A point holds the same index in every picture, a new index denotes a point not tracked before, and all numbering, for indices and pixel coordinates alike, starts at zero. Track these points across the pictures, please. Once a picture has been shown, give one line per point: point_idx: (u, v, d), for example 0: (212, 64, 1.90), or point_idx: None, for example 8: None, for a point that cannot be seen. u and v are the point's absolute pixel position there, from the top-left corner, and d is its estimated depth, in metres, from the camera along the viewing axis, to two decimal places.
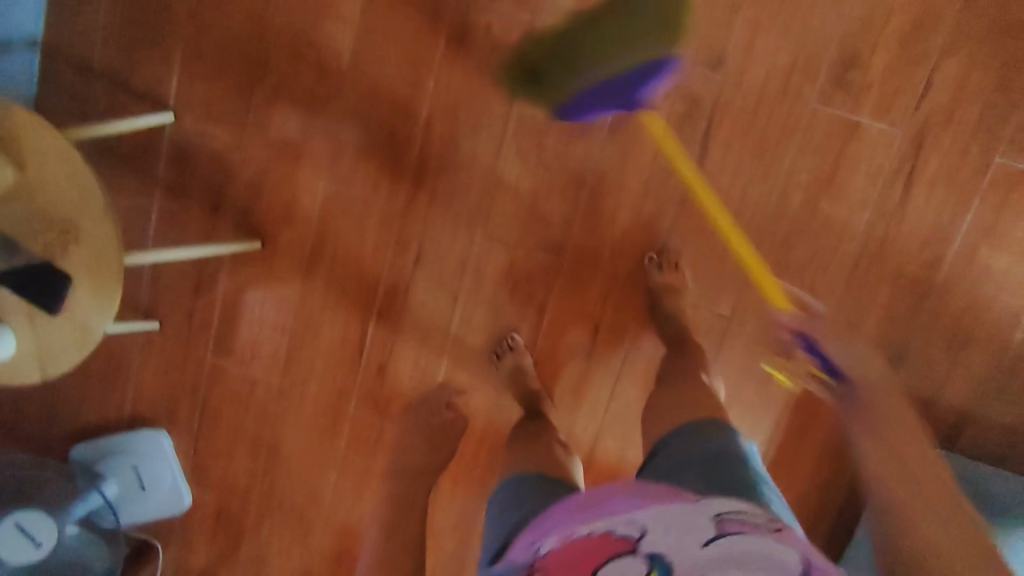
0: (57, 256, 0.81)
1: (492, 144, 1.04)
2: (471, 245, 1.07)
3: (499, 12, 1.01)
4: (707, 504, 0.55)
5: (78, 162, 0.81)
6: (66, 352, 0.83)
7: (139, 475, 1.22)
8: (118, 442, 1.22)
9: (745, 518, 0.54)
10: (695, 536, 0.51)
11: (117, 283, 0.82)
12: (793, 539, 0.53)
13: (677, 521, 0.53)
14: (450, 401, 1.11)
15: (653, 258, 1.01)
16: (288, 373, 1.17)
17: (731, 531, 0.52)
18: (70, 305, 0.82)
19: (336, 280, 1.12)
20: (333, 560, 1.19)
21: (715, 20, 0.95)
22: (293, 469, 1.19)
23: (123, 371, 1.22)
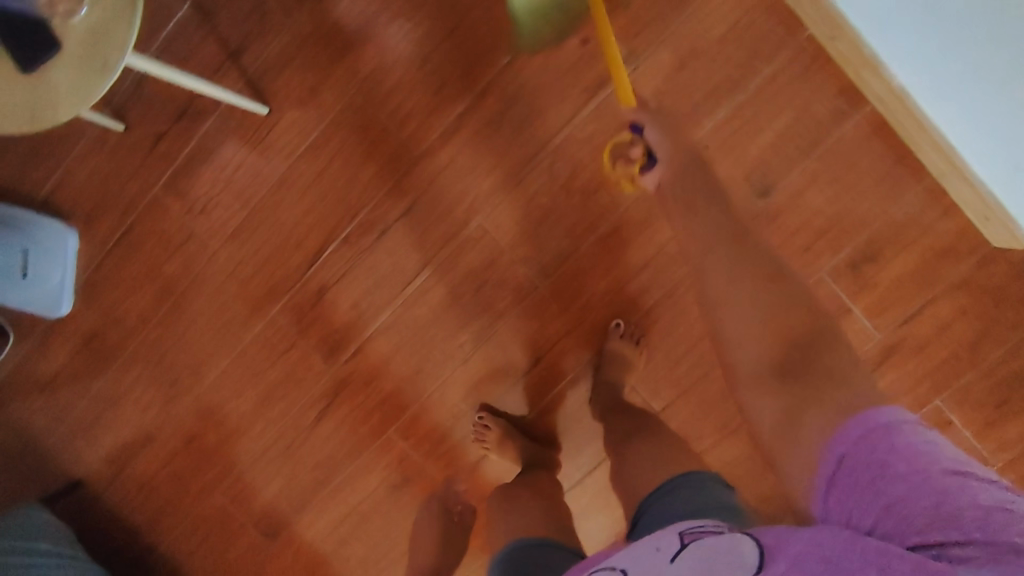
0: (59, 20, 0.72)
1: (533, 144, 1.01)
2: (465, 223, 1.03)
3: (601, 31, 0.99)
4: (672, 527, 0.64)
5: None
6: (18, 117, 0.73)
7: (25, 263, 1.10)
8: (16, 219, 1.10)
9: (707, 530, 0.62)
10: (664, 557, 0.59)
11: (105, 80, 0.72)
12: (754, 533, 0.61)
13: (649, 548, 0.62)
14: (367, 353, 1.08)
15: (619, 324, 1.01)
16: (227, 243, 1.09)
17: (692, 540, 0.60)
18: (46, 73, 0.73)
19: (323, 184, 1.06)
20: (185, 437, 1.15)
21: (780, 156, 0.98)
22: (185, 336, 1.12)
23: (61, 155, 1.12)
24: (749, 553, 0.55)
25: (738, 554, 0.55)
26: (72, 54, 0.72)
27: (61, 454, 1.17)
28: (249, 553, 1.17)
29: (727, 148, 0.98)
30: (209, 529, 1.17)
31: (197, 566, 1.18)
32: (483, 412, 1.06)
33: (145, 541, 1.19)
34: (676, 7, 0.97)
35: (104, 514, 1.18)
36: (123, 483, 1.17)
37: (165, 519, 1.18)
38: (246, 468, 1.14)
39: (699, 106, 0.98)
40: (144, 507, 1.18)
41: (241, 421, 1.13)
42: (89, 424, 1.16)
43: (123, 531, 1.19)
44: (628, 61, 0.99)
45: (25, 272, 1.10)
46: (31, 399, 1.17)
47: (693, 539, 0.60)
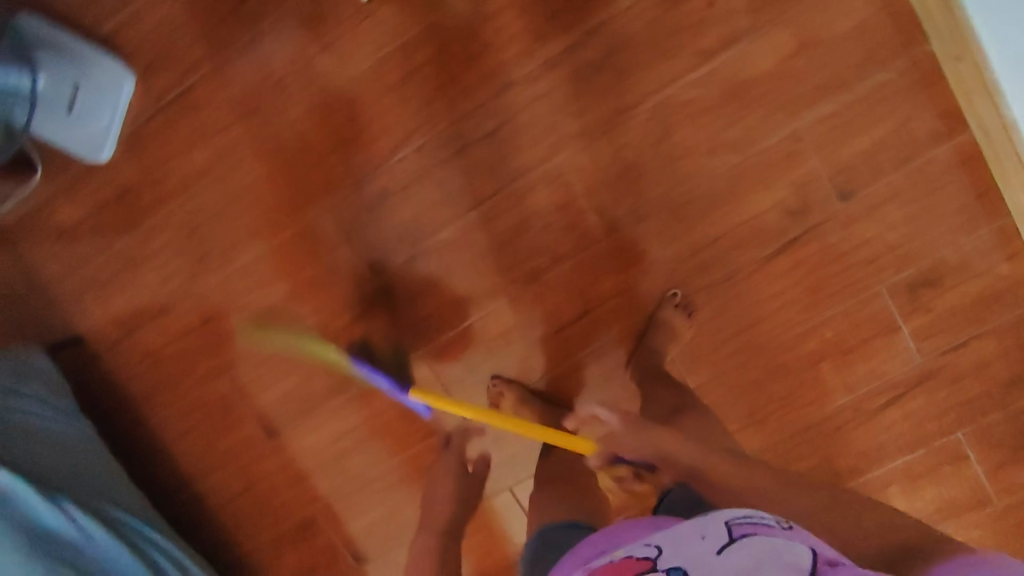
0: None
1: (631, 97, 0.99)
2: (542, 161, 1.01)
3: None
4: (719, 515, 0.65)
5: None
6: None
7: (75, 96, 1.03)
8: (70, 51, 1.03)
9: (759, 524, 0.63)
10: (709, 544, 0.62)
11: None
12: (805, 537, 0.62)
13: (694, 533, 0.64)
14: (412, 272, 1.05)
15: (675, 296, 1.01)
16: (290, 128, 1.04)
17: (743, 534, 0.61)
18: None
19: (405, 93, 1.02)
20: (202, 317, 1.10)
21: (872, 164, 0.97)
22: (223, 214, 1.06)
23: None
24: (806, 559, 0.57)
25: (791, 557, 0.58)
26: None
27: (68, 306, 1.11)
28: (243, 446, 1.14)
29: (821, 144, 0.97)
30: (209, 415, 1.14)
31: (187, 449, 1.15)
32: (496, 379, 1.06)
33: (139, 412, 1.14)
34: None
35: (100, 376, 1.13)
36: (126, 350, 1.12)
37: (164, 394, 1.13)
38: (260, 361, 1.11)
39: (804, 98, 0.96)
40: (144, 378, 1.13)
41: (264, 313, 1.09)
42: (102, 283, 1.10)
43: (116, 398, 1.14)
44: (744, 36, 0.96)
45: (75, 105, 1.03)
46: (47, 242, 1.10)
47: (744, 533, 0.61)
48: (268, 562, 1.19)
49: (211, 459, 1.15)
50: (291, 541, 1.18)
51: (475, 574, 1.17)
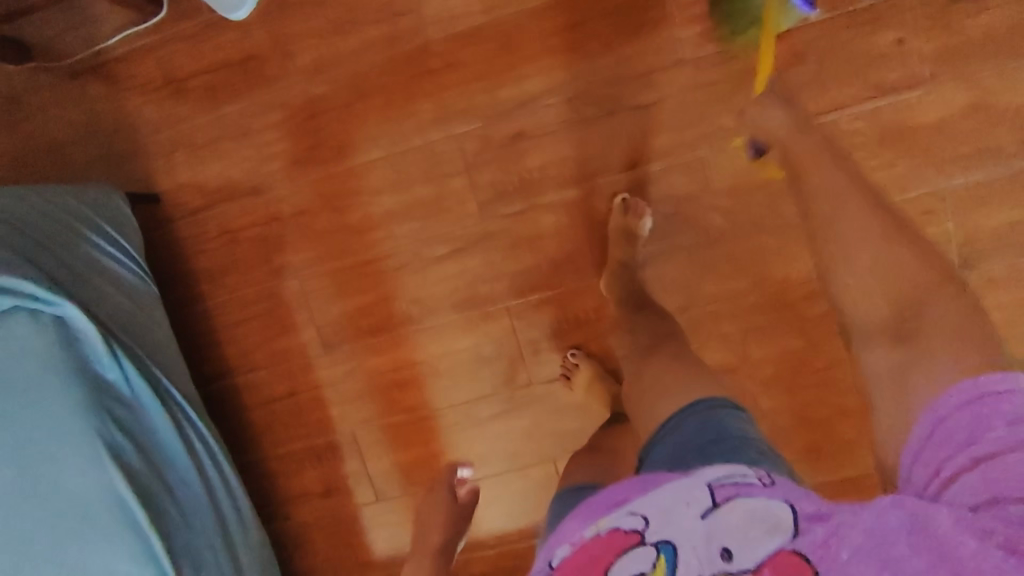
0: None
1: (796, 110, 0.96)
2: (689, 149, 0.98)
3: (915, 41, 0.94)
4: (700, 474, 0.49)
5: None
6: None
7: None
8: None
9: (743, 482, 0.48)
10: (696, 514, 0.46)
11: None
12: (794, 491, 0.48)
13: (674, 503, 0.48)
14: (525, 222, 1.01)
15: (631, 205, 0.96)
16: (442, 44, 0.99)
17: (728, 499, 0.47)
18: None
19: (568, 39, 0.97)
20: (293, 209, 1.04)
21: (1002, 241, 0.98)
22: (348, 110, 1.01)
23: None
24: (794, 518, 0.44)
25: (779, 518, 0.44)
26: None
27: (155, 159, 1.05)
28: (294, 352, 1.08)
29: (960, 210, 0.97)
30: (267, 309, 1.07)
31: (235, 338, 1.09)
32: (574, 349, 1.03)
33: (195, 289, 1.08)
34: (1002, 54, 0.93)
35: (168, 242, 1.08)
36: (204, 221, 1.06)
37: (227, 276, 1.07)
38: (339, 270, 1.05)
39: (959, 159, 0.96)
40: (213, 257, 1.07)
41: (364, 220, 1.03)
42: (199, 145, 1.04)
43: (179, 269, 1.08)
44: (923, 83, 0.95)
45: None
46: (148, 88, 1.03)
47: (730, 497, 0.47)
48: (284, 475, 1.13)
49: (256, 355, 1.09)
50: (317, 458, 1.12)
51: (495, 544, 1.12)
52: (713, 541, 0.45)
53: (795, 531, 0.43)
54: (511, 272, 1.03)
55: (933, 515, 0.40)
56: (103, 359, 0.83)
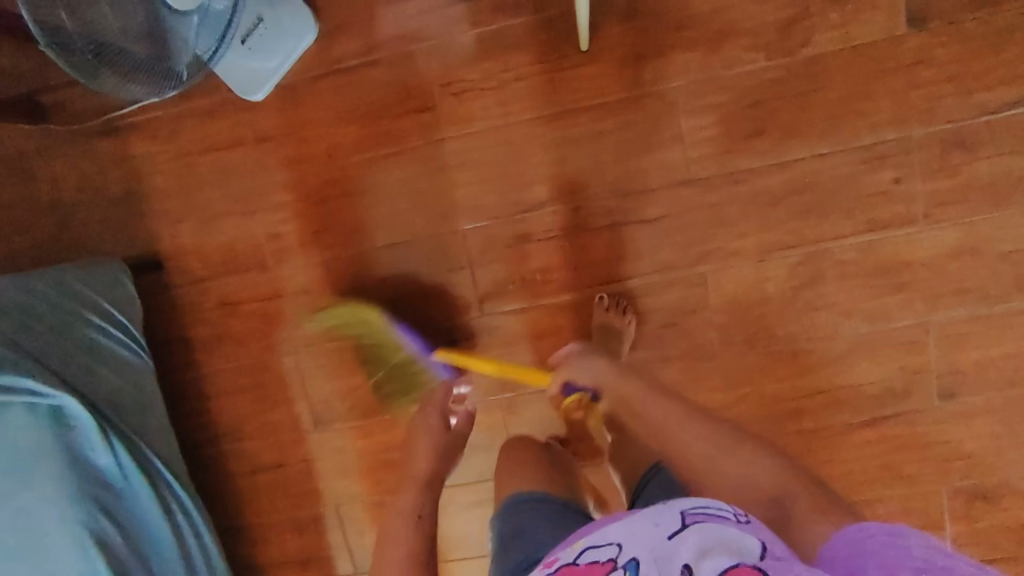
0: None
1: (793, 238, 0.99)
2: (688, 264, 1.01)
3: (912, 181, 0.97)
4: (673, 504, 0.55)
5: None
6: None
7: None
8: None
9: (713, 514, 0.54)
10: (661, 532, 0.51)
11: None
12: (764, 533, 0.53)
13: (643, 524, 0.53)
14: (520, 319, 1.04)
15: (603, 299, 1.01)
16: (455, 142, 1.00)
17: (694, 523, 0.52)
18: None
19: (580, 149, 0.99)
20: (297, 287, 1.06)
21: (982, 377, 1.01)
22: (358, 198, 1.02)
23: None
24: (756, 547, 0.50)
25: (743, 545, 0.50)
26: None
27: (161, 226, 1.05)
28: (286, 425, 1.09)
29: (944, 344, 1.01)
30: (262, 382, 1.09)
31: (227, 407, 1.10)
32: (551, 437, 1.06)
33: (190, 357, 1.09)
34: (992, 204, 0.97)
35: (168, 308, 1.08)
36: (206, 290, 1.07)
37: (224, 347, 1.08)
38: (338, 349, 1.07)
39: (947, 297, 0.99)
40: (212, 326, 1.08)
41: (365, 304, 1.05)
42: (207, 217, 1.04)
43: (175, 336, 1.09)
44: (917, 223, 0.98)
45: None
46: (160, 157, 1.03)
47: (697, 521, 0.52)
48: (265, 544, 1.14)
49: (246, 427, 1.10)
50: (299, 529, 1.13)
51: None
52: (677, 560, 0.48)
53: (760, 558, 0.49)
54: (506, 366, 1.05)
55: (909, 541, 0.53)
56: (95, 443, 0.84)
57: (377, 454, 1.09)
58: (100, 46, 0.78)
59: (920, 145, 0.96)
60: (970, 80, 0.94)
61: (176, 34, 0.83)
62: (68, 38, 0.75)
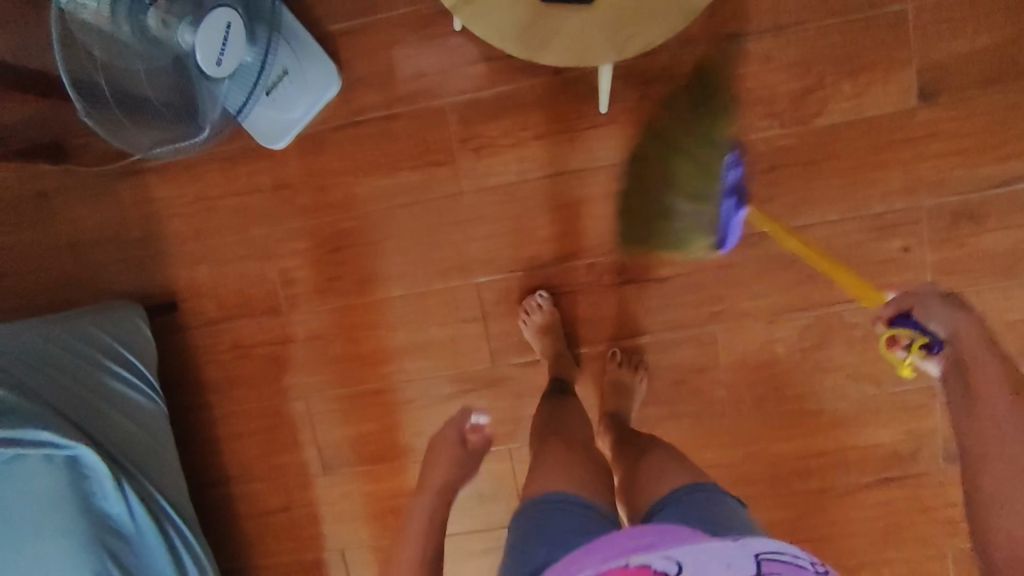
0: None
1: (804, 301, 1.01)
2: (700, 323, 1.02)
3: (921, 250, 0.99)
4: (747, 544, 0.53)
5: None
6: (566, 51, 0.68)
7: (226, 42, 0.76)
8: (302, 37, 0.96)
9: (789, 563, 0.52)
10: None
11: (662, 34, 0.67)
12: None
13: (716, 560, 0.51)
14: (542, 344, 1.00)
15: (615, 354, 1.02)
16: (472, 197, 1.01)
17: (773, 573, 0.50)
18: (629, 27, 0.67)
19: (595, 208, 1.00)
20: (312, 332, 1.06)
21: None
22: (374, 248, 1.03)
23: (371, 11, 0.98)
24: None
25: None
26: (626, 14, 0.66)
27: (178, 270, 1.06)
28: (295, 467, 1.10)
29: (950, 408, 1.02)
30: (272, 425, 1.09)
31: (236, 449, 1.10)
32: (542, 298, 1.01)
33: (201, 399, 1.10)
34: (999, 274, 0.98)
35: (181, 350, 1.09)
36: (219, 334, 1.07)
37: (236, 390, 1.09)
38: (350, 394, 1.08)
39: None
40: (225, 368, 1.08)
41: (377, 352, 1.06)
42: (224, 262, 1.05)
43: (187, 378, 1.09)
44: None
45: (201, 51, 0.74)
46: (180, 201, 1.04)
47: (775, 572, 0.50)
48: None
49: (254, 469, 1.10)
50: (303, 571, 1.13)
51: None
52: None
53: None
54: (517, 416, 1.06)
55: None
56: (111, 495, 0.84)
57: (384, 500, 1.10)
58: (124, 96, 0.76)
59: (931, 215, 0.98)
60: (980, 154, 0.96)
61: (197, 89, 0.82)
62: (97, 91, 0.74)
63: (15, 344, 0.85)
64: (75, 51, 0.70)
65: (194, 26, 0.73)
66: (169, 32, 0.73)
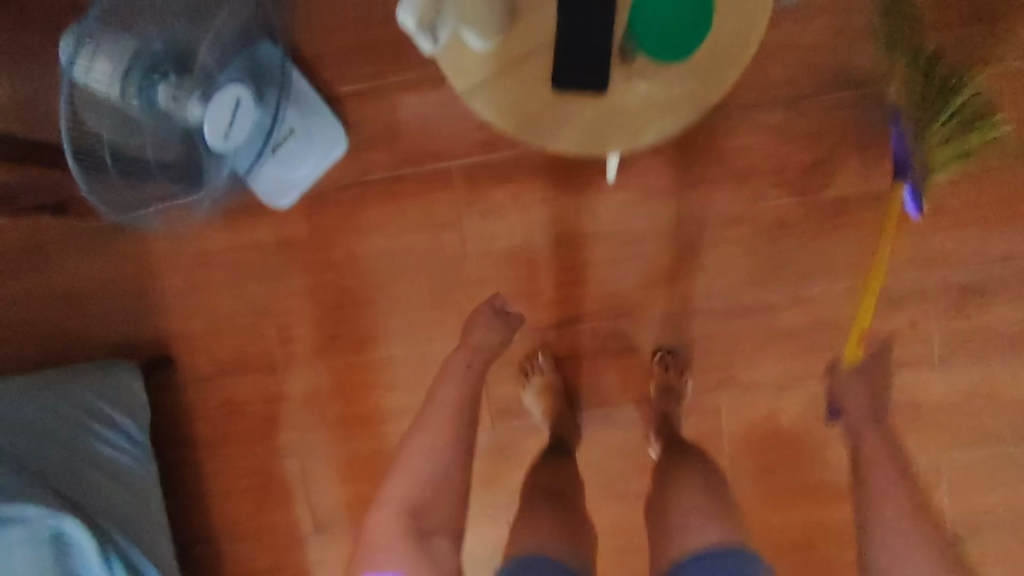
0: (619, 77, 0.68)
1: (807, 373, 1.00)
2: (703, 392, 1.01)
3: (928, 324, 0.98)
4: None
5: (727, 75, 0.68)
6: (571, 137, 0.69)
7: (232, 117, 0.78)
8: (307, 99, 0.96)
9: None
10: None
11: (666, 130, 0.69)
12: None
13: None
14: (542, 406, 0.98)
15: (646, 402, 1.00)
16: (476, 260, 1.00)
17: None
18: (636, 121, 0.68)
19: (599, 274, 0.99)
20: (308, 391, 1.04)
21: (991, 520, 1.00)
22: (375, 308, 1.02)
23: (380, 74, 0.98)
24: None
25: None
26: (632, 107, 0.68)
27: (173, 324, 1.04)
28: (285, 529, 1.07)
29: (954, 486, 1.00)
30: (263, 484, 1.07)
31: (225, 507, 1.07)
32: (542, 358, 1.00)
33: (191, 455, 1.07)
34: (1003, 351, 0.98)
35: (172, 405, 1.06)
36: (213, 390, 1.05)
37: (228, 447, 1.06)
38: (345, 455, 1.05)
39: (961, 439, 0.99)
40: (217, 425, 1.06)
41: (374, 413, 1.04)
42: (220, 317, 1.04)
43: (177, 433, 1.07)
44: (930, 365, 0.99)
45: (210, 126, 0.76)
46: (178, 255, 1.03)
47: None
48: None
49: (243, 529, 1.07)
50: None
51: None
52: None
53: None
54: (514, 482, 1.04)
55: None
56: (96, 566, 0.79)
57: None
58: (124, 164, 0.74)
59: (936, 291, 0.97)
60: (986, 232, 0.96)
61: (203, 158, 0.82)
62: (97, 157, 0.70)
63: (6, 414, 0.86)
64: (85, 119, 0.67)
65: (204, 100, 0.74)
66: (178, 107, 0.72)
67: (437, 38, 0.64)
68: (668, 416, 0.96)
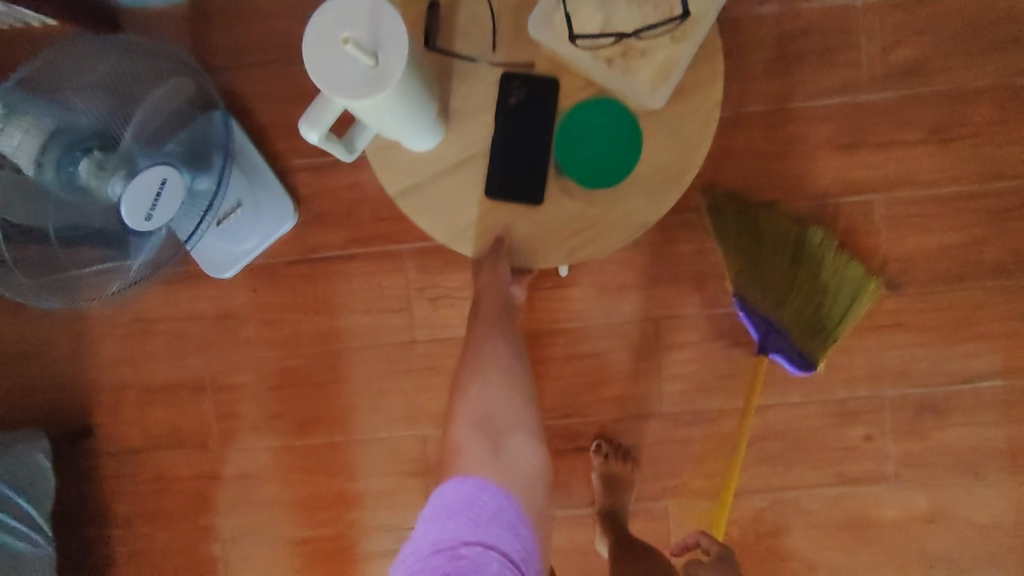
0: (563, 189, 0.66)
1: (759, 482, 0.96)
2: (652, 496, 0.97)
3: (883, 440, 0.95)
4: None
5: (675, 189, 0.65)
6: (517, 247, 0.67)
7: (159, 198, 0.67)
8: (254, 166, 0.93)
9: None
10: None
11: (617, 241, 0.66)
12: None
13: None
14: None
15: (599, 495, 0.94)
16: (423, 346, 0.97)
17: None
18: (583, 235, 0.66)
19: (550, 367, 0.97)
20: (242, 470, 0.99)
21: None
22: (315, 388, 0.98)
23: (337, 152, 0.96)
24: None
25: None
26: (581, 220, 0.66)
27: (103, 394, 1.00)
28: None
29: None
30: (187, 567, 1.01)
31: None
32: None
33: (113, 532, 1.01)
34: (958, 470, 0.95)
35: (98, 478, 1.01)
36: (141, 464, 1.00)
37: (153, 526, 1.01)
38: (277, 539, 1.00)
39: (915, 558, 0.96)
40: (143, 501, 1.01)
41: (309, 497, 0.99)
42: (154, 389, 0.99)
43: (101, 507, 1.01)
44: (885, 480, 0.96)
45: (128, 207, 0.65)
46: (114, 323, 0.99)
47: None
48: None
49: None
50: None
51: None
52: None
53: None
54: None
55: None
56: None
57: None
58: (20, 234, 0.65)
59: (892, 406, 0.95)
60: (942, 348, 0.94)
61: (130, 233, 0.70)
62: None
63: None
64: None
65: (127, 179, 0.65)
66: (97, 184, 0.64)
67: (353, 146, 0.62)
68: (615, 514, 0.91)
